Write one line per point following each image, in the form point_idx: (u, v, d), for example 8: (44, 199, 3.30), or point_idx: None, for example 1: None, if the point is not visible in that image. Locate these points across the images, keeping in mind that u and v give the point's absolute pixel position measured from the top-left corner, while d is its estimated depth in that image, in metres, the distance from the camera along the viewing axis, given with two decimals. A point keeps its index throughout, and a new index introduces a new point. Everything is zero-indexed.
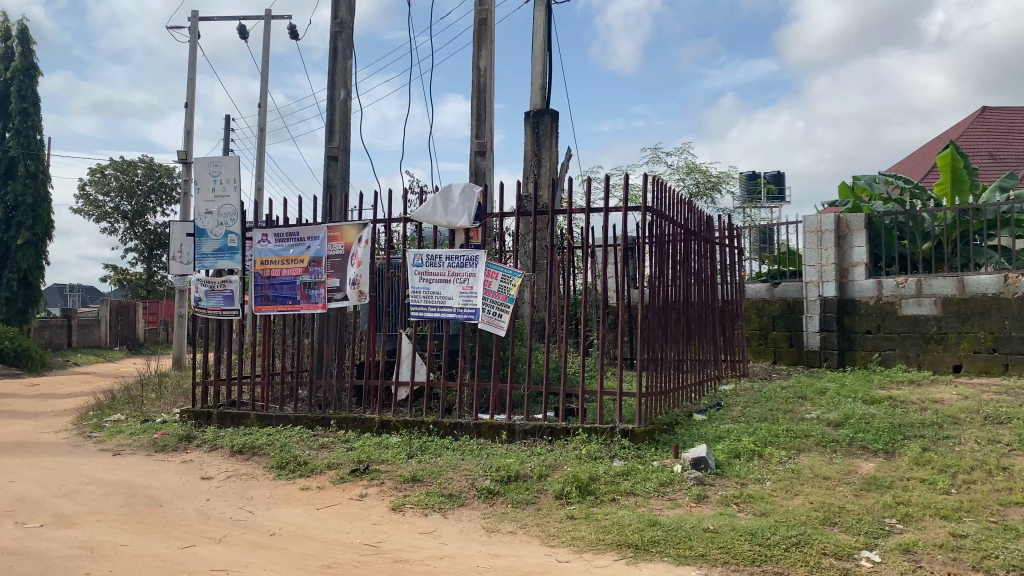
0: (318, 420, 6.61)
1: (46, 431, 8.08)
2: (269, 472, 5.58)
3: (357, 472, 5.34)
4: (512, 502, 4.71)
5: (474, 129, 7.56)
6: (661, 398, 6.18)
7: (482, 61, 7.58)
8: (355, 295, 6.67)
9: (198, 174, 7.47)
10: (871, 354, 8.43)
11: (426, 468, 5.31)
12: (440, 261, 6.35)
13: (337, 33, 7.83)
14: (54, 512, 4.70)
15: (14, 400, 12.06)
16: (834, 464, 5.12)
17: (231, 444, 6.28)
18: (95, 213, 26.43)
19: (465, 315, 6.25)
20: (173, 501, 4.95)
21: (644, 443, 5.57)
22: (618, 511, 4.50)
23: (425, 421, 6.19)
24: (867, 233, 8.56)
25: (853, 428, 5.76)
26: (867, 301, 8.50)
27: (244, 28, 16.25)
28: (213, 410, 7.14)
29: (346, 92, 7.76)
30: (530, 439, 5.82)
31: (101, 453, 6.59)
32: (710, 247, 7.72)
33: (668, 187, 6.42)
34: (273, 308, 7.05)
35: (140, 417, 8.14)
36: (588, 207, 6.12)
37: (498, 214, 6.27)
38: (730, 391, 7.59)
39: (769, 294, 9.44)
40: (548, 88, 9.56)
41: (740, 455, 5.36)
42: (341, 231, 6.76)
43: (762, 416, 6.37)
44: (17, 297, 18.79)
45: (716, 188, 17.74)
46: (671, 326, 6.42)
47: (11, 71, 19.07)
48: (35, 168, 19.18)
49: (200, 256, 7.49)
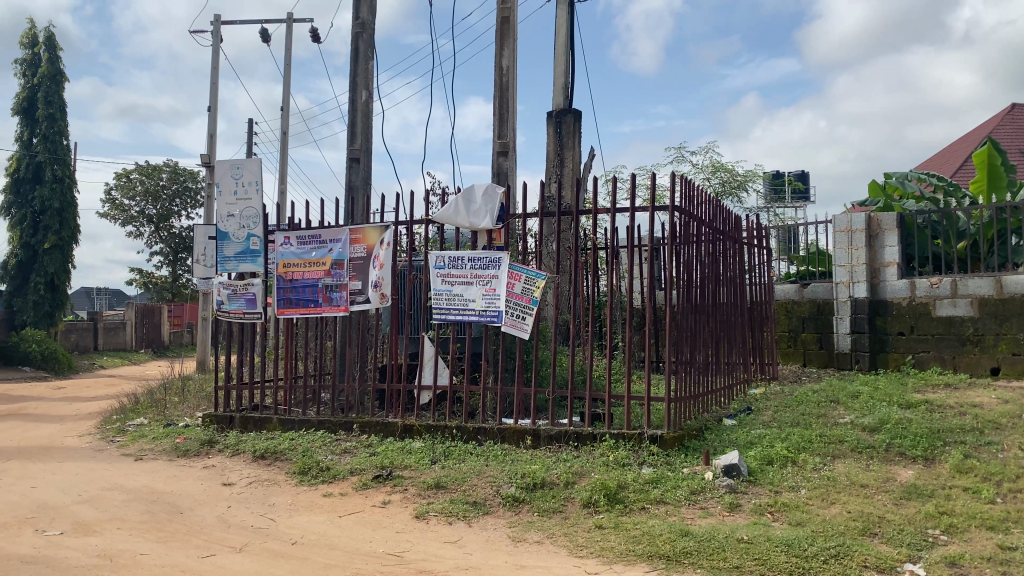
0: (341, 425, 6.53)
1: (70, 436, 8.08)
2: (291, 478, 5.49)
3: (380, 479, 5.24)
4: (538, 510, 4.58)
5: (496, 129, 7.45)
6: (689, 403, 6.03)
7: (504, 61, 7.46)
8: (377, 298, 6.59)
9: (220, 177, 7.42)
10: (904, 357, 8.21)
11: (450, 474, 5.20)
12: (463, 263, 6.25)
13: (358, 33, 7.75)
14: (74, 519, 4.65)
15: (40, 403, 12.16)
16: (871, 471, 4.95)
17: (252, 449, 6.22)
18: (120, 217, 26.66)
19: (488, 318, 6.14)
20: (194, 508, 4.89)
21: (673, 449, 5.44)
22: (648, 520, 4.36)
23: (448, 426, 6.08)
24: (900, 232, 8.34)
25: (889, 433, 5.59)
26: (900, 301, 8.28)
27: (266, 32, 16.27)
28: (235, 415, 7.08)
29: (368, 93, 7.68)
30: (556, 445, 5.69)
31: (123, 458, 6.55)
32: (738, 247, 7.54)
33: (695, 186, 6.26)
34: (296, 311, 6.99)
35: (163, 421, 8.12)
36: (613, 207, 5.97)
37: (521, 214, 6.13)
38: (759, 395, 7.41)
39: (798, 296, 9.25)
40: (571, 88, 9.43)
41: (773, 461, 5.20)
42: (363, 232, 6.68)
43: (794, 421, 6.21)
44: (45, 300, 18.98)
45: (742, 187, 17.52)
46: (699, 328, 6.27)
47: (38, 77, 19.25)
48: (62, 173, 19.33)
49: (222, 259, 7.43)
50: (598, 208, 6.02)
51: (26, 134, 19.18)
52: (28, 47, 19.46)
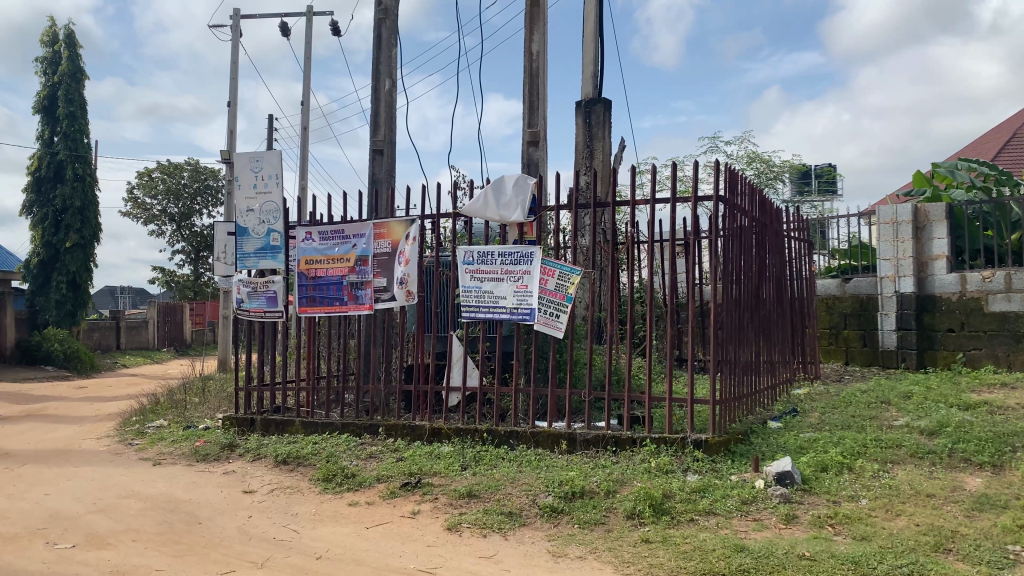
0: (366, 428, 6.25)
1: (88, 438, 7.89)
2: (315, 485, 5.21)
3: (408, 486, 4.95)
4: (578, 522, 4.26)
5: (526, 117, 7.14)
6: (734, 404, 5.71)
7: (535, 45, 7.15)
8: (403, 295, 6.31)
9: (239, 170, 7.15)
10: (954, 355, 7.82)
11: (482, 482, 4.90)
12: (492, 258, 5.95)
13: (381, 19, 7.46)
14: (88, 530, 4.41)
15: (61, 403, 12.03)
16: (936, 479, 4.59)
17: (274, 453, 5.95)
18: (143, 216, 26.65)
19: (520, 316, 5.84)
20: (213, 518, 4.63)
21: (719, 454, 5.12)
22: (698, 533, 4.04)
23: (478, 430, 5.79)
24: (949, 223, 7.94)
25: (950, 437, 5.22)
26: (949, 297, 7.89)
27: (285, 26, 16.06)
28: (256, 417, 6.83)
29: (391, 82, 7.39)
30: (593, 449, 5.39)
31: (141, 462, 6.32)
32: (779, 240, 7.21)
33: (738, 175, 5.94)
34: (319, 310, 6.73)
35: (182, 422, 7.89)
36: (652, 198, 5.66)
37: (555, 206, 5.81)
38: (804, 396, 7.06)
39: (840, 291, 8.86)
40: (600, 77, 9.09)
41: (829, 468, 4.85)
42: (388, 227, 6.39)
43: (845, 423, 5.86)
44: (67, 299, 18.92)
45: (776, 180, 17.12)
46: (744, 325, 5.96)
47: (59, 75, 19.16)
48: (82, 171, 19.26)
49: (242, 255, 7.17)
50: (635, 200, 5.70)
51: (47, 133, 19.08)
52: (48, 46, 19.38)
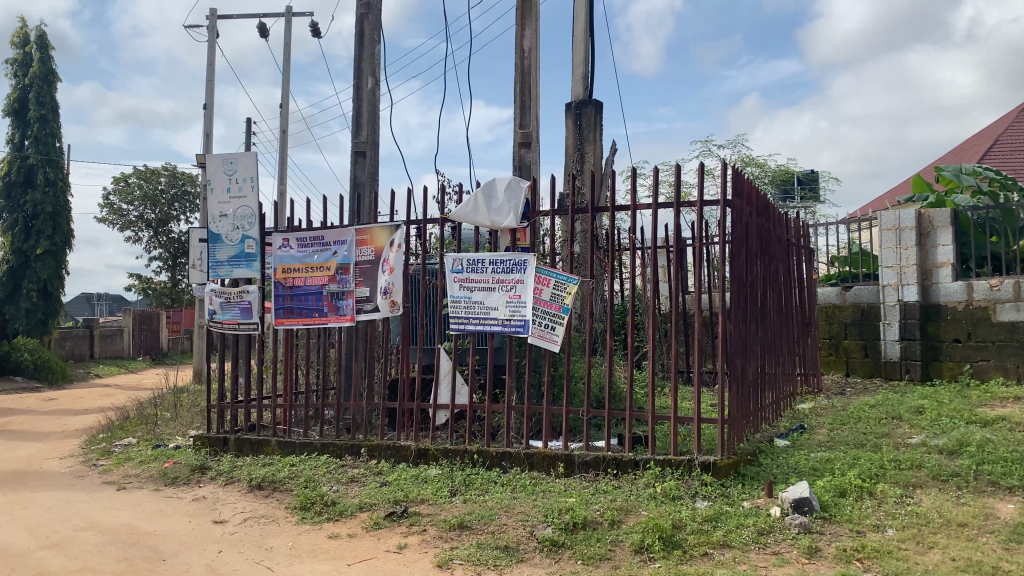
0: (347, 449, 5.84)
1: (51, 458, 7.39)
2: (291, 515, 4.80)
3: (393, 516, 4.54)
4: (582, 556, 3.87)
5: (517, 118, 6.80)
6: (743, 423, 5.33)
7: (526, 42, 6.81)
8: (387, 306, 5.91)
9: (212, 172, 6.73)
10: (961, 366, 7.51)
11: (474, 511, 4.50)
12: (482, 266, 5.56)
13: (363, 14, 7.07)
14: (37, 570, 3.96)
15: (27, 417, 11.48)
16: (965, 506, 4.25)
17: (249, 477, 5.54)
18: (119, 222, 26.01)
19: (513, 328, 5.47)
20: (179, 554, 4.20)
21: (728, 478, 4.76)
22: (714, 570, 3.66)
23: (468, 451, 5.40)
24: (954, 230, 7.66)
25: (972, 457, 4.89)
26: (955, 306, 7.60)
27: (264, 27, 15.58)
28: (230, 436, 6.40)
29: (374, 80, 7.01)
30: (591, 473, 5.02)
31: (104, 486, 5.86)
32: (782, 247, 6.85)
33: (745, 178, 5.56)
34: (297, 322, 6.30)
35: (152, 441, 7.44)
36: (654, 202, 5.24)
37: (549, 211, 5.45)
38: (810, 411, 6.73)
39: (840, 299, 8.58)
40: (592, 77, 8.72)
41: (847, 493, 4.51)
42: (371, 233, 6.00)
43: (857, 442, 5.53)
44: (38, 308, 18.28)
45: None
46: (751, 338, 5.57)
47: (30, 78, 18.62)
48: (54, 176, 18.72)
49: (214, 264, 6.74)
50: (635, 205, 5.30)
51: (17, 136, 18.49)
52: (19, 47, 18.78)
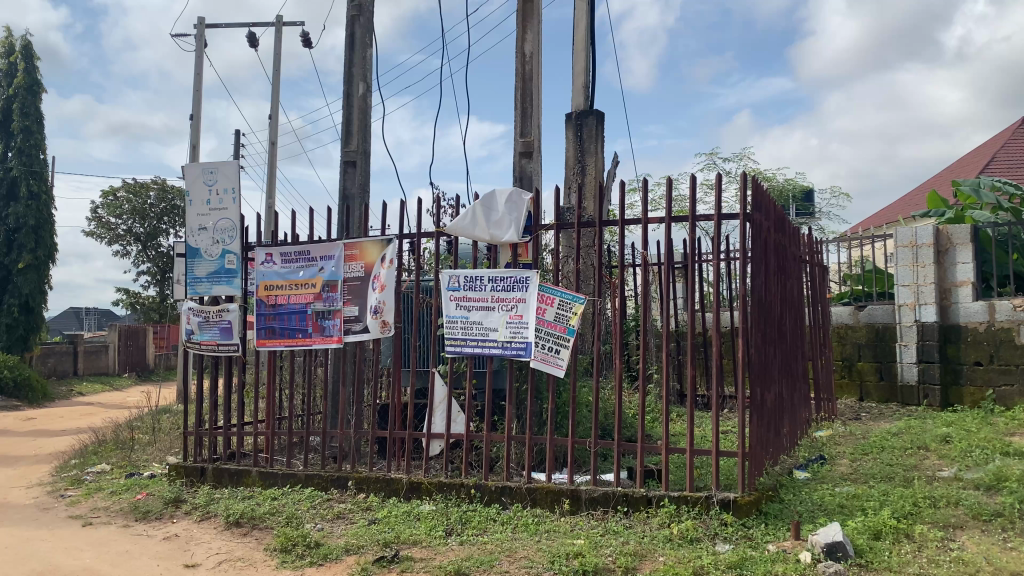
0: (333, 481, 5.41)
1: (17, 487, 6.92)
2: (270, 558, 4.36)
3: (383, 562, 4.10)
4: None
5: (517, 127, 6.44)
6: (763, 454, 4.90)
7: (528, 45, 6.45)
8: (377, 326, 5.49)
9: (191, 183, 6.31)
10: (982, 391, 7.14)
11: (472, 556, 4.06)
12: (480, 284, 5.16)
13: (354, 16, 6.69)
14: None
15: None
16: (1014, 551, 3.84)
17: (226, 513, 5.10)
18: (107, 236, 25.50)
19: (513, 351, 5.04)
20: None
21: (750, 517, 4.35)
22: None
23: (464, 484, 4.98)
24: (974, 248, 7.32)
25: (1015, 493, 4.49)
26: (976, 327, 7.24)
27: (255, 37, 15.23)
28: (208, 466, 5.95)
29: (366, 86, 6.63)
30: (600, 510, 4.60)
31: (69, 521, 5.40)
32: (797, 265, 6.46)
33: (763, 190, 5.17)
34: (279, 342, 5.88)
35: (126, 469, 6.99)
36: (669, 215, 4.82)
37: (552, 224, 5.03)
38: (827, 439, 6.33)
39: (852, 320, 8.24)
40: (592, 87, 8.35)
41: (882, 536, 4.10)
42: (360, 248, 5.60)
43: (885, 475, 5.13)
44: (18, 323, 17.64)
45: None
46: (768, 362, 5.16)
47: (14, 88, 18.19)
48: (37, 189, 18.28)
49: (193, 280, 6.32)
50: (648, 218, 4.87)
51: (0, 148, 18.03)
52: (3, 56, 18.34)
